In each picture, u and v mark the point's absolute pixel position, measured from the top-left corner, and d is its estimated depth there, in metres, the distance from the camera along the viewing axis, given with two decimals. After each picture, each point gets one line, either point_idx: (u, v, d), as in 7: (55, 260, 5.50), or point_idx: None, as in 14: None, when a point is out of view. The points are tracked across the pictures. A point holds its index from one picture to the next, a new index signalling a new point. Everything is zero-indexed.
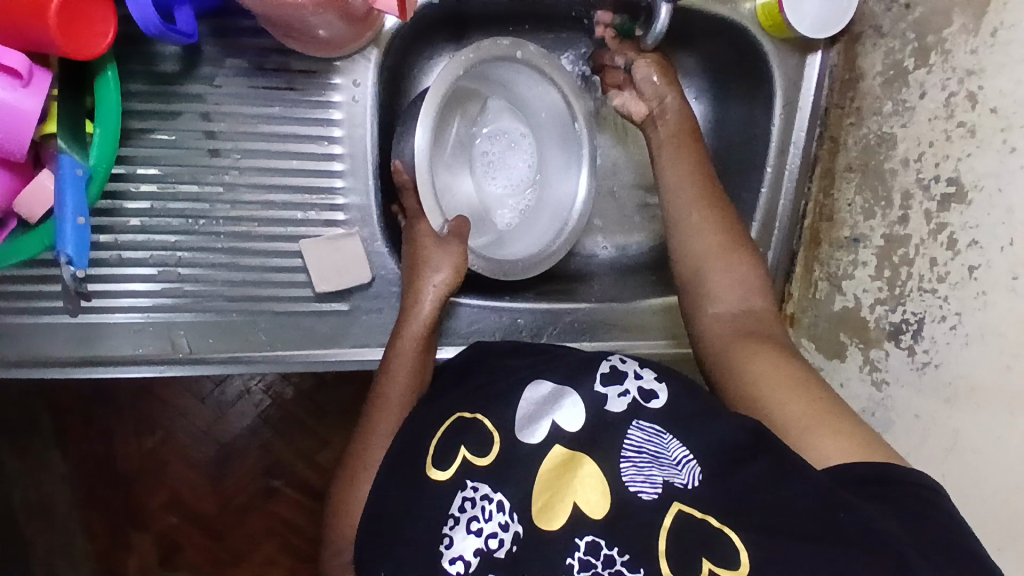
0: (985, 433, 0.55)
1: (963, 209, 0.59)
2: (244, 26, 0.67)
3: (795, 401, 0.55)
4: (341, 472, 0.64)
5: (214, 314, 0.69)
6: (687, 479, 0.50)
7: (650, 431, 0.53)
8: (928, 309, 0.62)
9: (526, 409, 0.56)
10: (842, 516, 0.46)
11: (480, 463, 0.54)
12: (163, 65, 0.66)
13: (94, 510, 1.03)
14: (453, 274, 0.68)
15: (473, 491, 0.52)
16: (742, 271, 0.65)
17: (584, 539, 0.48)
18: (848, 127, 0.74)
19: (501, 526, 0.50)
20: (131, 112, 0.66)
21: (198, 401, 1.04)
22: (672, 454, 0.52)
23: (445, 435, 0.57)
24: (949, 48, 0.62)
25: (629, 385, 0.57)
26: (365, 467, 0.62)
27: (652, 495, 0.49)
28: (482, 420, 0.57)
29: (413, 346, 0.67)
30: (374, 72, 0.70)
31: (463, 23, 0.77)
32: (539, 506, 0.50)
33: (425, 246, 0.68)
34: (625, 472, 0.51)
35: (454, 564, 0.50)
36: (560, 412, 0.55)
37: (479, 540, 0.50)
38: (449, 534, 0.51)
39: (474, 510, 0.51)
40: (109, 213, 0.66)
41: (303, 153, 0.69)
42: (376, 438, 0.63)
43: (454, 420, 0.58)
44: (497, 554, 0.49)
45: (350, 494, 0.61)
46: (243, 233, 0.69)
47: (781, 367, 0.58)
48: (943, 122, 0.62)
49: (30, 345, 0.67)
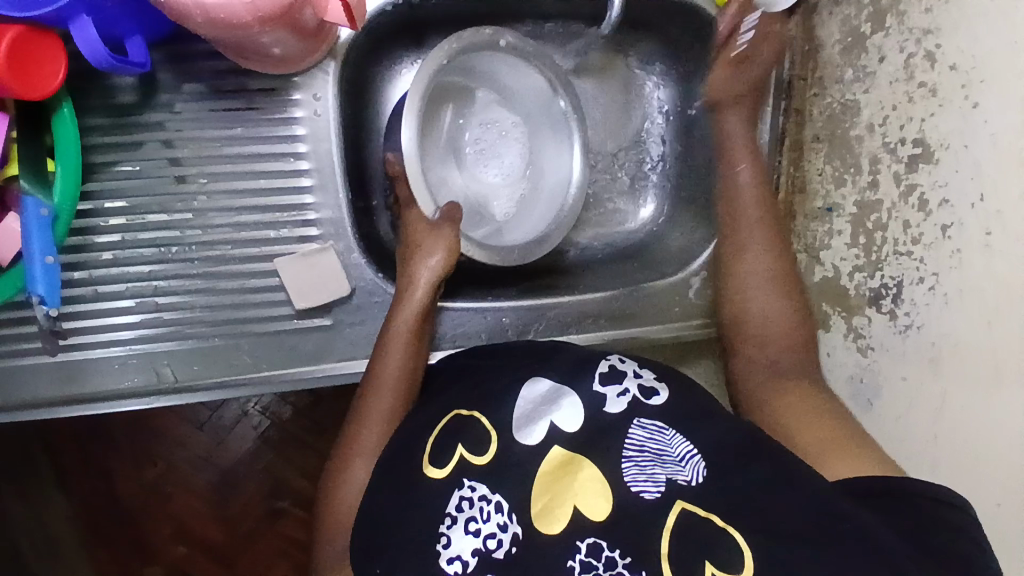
0: (972, 390, 0.55)
1: (931, 169, 0.59)
2: (198, 50, 0.67)
3: (816, 431, 0.59)
4: (334, 456, 0.65)
5: (196, 341, 0.68)
6: (691, 475, 0.51)
7: (652, 429, 0.54)
8: (906, 272, 0.62)
9: (524, 408, 0.56)
10: (847, 525, 0.47)
11: (478, 462, 0.53)
12: (121, 96, 0.66)
13: (102, 548, 1.03)
14: (448, 255, 0.69)
15: (471, 491, 0.52)
16: (783, 301, 0.67)
17: (584, 542, 0.48)
18: (813, 98, 0.74)
19: (500, 527, 0.50)
20: (92, 146, 0.66)
21: (196, 429, 1.04)
22: (675, 450, 0.52)
23: (440, 436, 0.57)
24: (904, 10, 0.62)
25: (629, 384, 0.57)
26: (359, 453, 0.63)
27: (655, 493, 0.50)
28: (480, 418, 0.57)
29: (410, 329, 0.67)
30: (334, 84, 0.69)
31: (420, 27, 0.77)
32: (538, 509, 0.50)
33: (424, 233, 0.70)
34: (627, 471, 0.51)
35: (452, 564, 0.49)
36: (559, 412, 0.55)
37: (477, 540, 0.50)
38: (446, 533, 0.50)
39: (472, 510, 0.51)
40: (80, 249, 0.66)
41: (270, 171, 0.69)
42: (371, 420, 0.64)
43: (451, 418, 0.58)
44: (496, 554, 0.49)
45: (342, 479, 0.62)
46: (218, 257, 0.69)
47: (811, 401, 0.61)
48: (904, 85, 0.62)
49: (11, 388, 0.66)
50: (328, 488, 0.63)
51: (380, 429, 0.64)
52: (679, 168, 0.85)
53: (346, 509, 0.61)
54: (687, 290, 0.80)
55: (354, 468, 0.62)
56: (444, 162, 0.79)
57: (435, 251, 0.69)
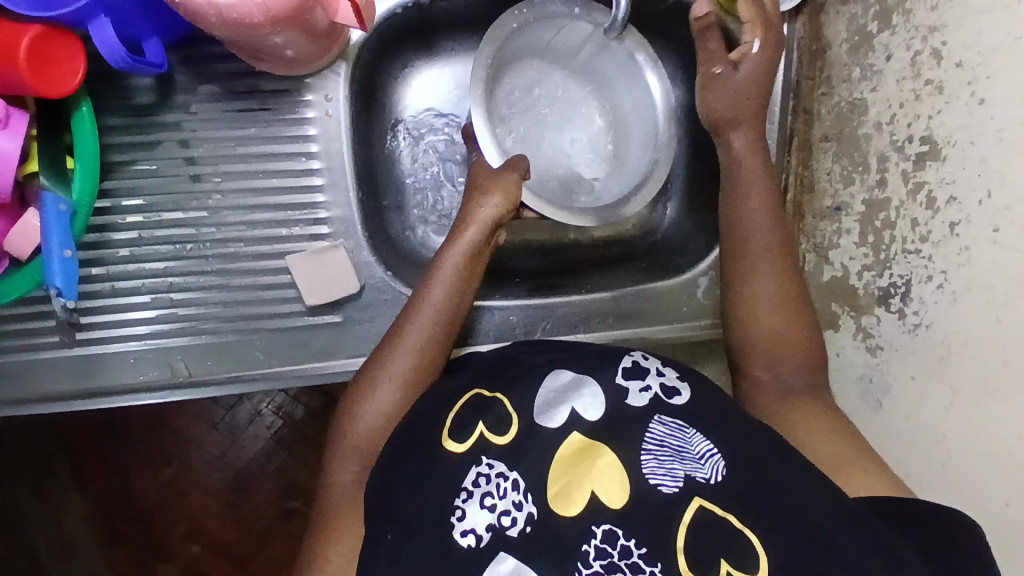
0: (981, 388, 0.55)
1: (939, 166, 0.59)
2: (213, 53, 0.69)
3: (828, 448, 0.58)
4: (358, 374, 0.66)
5: (209, 336, 0.70)
6: (710, 473, 0.51)
7: (673, 426, 0.54)
8: (914, 270, 0.62)
9: (546, 396, 0.57)
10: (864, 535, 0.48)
11: (498, 442, 0.54)
12: (140, 97, 0.68)
13: (118, 547, 1.04)
14: (505, 202, 0.69)
15: (488, 468, 0.53)
16: (794, 326, 0.64)
17: (600, 527, 0.49)
18: (820, 97, 0.74)
19: (515, 505, 0.51)
20: (111, 145, 0.68)
21: (209, 429, 1.05)
22: (695, 448, 0.53)
23: (460, 412, 0.57)
24: (910, 8, 0.62)
25: (651, 381, 0.57)
26: (386, 377, 0.64)
27: (673, 488, 0.50)
28: (502, 399, 0.57)
29: (457, 268, 0.68)
30: (345, 85, 0.71)
31: (428, 30, 0.78)
32: (554, 492, 0.51)
33: (484, 178, 0.71)
34: (646, 462, 0.51)
35: (465, 537, 0.50)
36: (580, 400, 0.55)
37: (492, 516, 0.50)
38: (461, 506, 0.51)
39: (488, 486, 0.52)
40: (98, 246, 0.68)
41: (282, 171, 0.70)
42: (397, 349, 0.65)
43: (471, 397, 0.58)
44: (510, 532, 0.50)
45: (364, 398, 0.63)
46: (231, 255, 0.70)
47: (824, 425, 0.60)
48: (911, 82, 0.62)
49: (31, 382, 0.68)
50: (345, 404, 0.64)
51: (411, 358, 0.65)
52: (688, 170, 0.85)
53: (360, 431, 0.62)
54: (695, 290, 0.80)
55: (378, 389, 0.64)
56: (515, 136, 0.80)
57: (493, 196, 0.69)
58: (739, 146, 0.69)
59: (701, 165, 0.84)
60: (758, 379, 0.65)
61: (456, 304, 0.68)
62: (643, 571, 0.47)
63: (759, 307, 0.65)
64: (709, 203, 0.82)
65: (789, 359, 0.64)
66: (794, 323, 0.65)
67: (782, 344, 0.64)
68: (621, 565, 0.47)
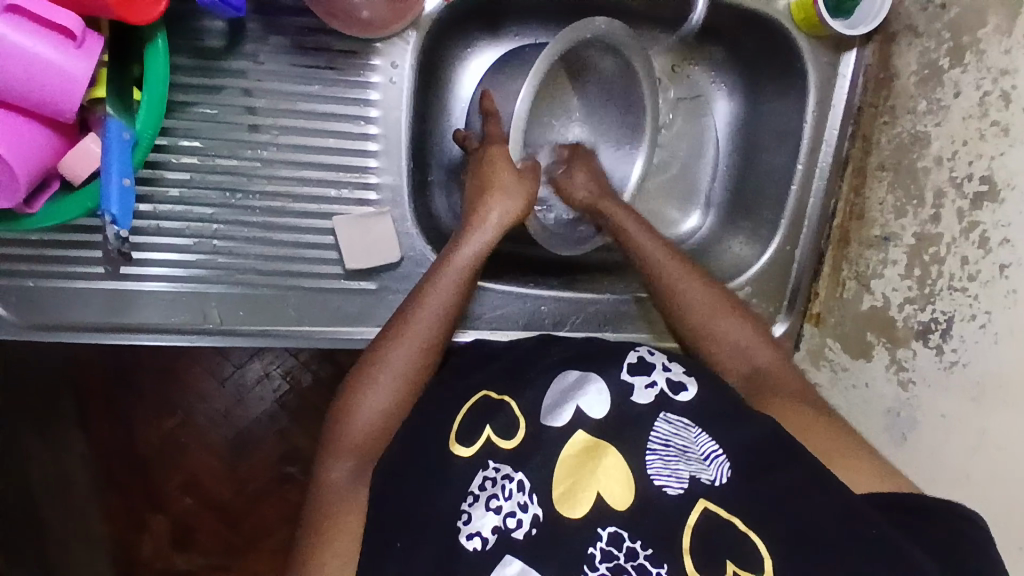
0: (1015, 430, 0.55)
1: (995, 208, 0.59)
2: (285, 6, 0.69)
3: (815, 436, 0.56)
4: (358, 363, 0.64)
5: (246, 287, 0.70)
6: (715, 475, 0.51)
7: (678, 425, 0.54)
8: (958, 308, 0.62)
9: (554, 396, 0.56)
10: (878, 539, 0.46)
11: (505, 446, 0.54)
12: (208, 40, 0.68)
13: (113, 490, 1.04)
14: (522, 205, 0.70)
15: (495, 472, 0.52)
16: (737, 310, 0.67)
17: (606, 531, 0.48)
18: (882, 126, 0.73)
19: (520, 506, 0.50)
20: (176, 85, 0.68)
21: (217, 384, 1.04)
22: (700, 448, 0.52)
23: (469, 414, 0.57)
24: (984, 48, 0.62)
25: (658, 377, 0.57)
26: (384, 372, 0.62)
27: (679, 489, 0.49)
28: (510, 403, 0.56)
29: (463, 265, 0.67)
30: (413, 55, 0.71)
31: (496, 12, 0.78)
32: (560, 492, 0.50)
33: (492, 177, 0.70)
34: (651, 464, 0.51)
35: (471, 540, 0.49)
36: (585, 398, 0.55)
37: (497, 518, 0.50)
38: (468, 510, 0.51)
39: (494, 488, 0.51)
40: (149, 183, 0.68)
41: (339, 132, 0.71)
42: (402, 341, 0.63)
43: (479, 399, 0.58)
44: (515, 534, 0.49)
45: (363, 392, 0.61)
46: (278, 209, 0.70)
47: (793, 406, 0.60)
48: (977, 121, 0.62)
49: (63, 310, 0.68)
50: (348, 394, 0.62)
51: (414, 351, 0.63)
52: (735, 183, 0.85)
53: (359, 427, 0.60)
54: None
55: (379, 383, 0.62)
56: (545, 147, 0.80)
57: (508, 199, 0.69)
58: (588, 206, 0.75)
59: (747, 181, 0.84)
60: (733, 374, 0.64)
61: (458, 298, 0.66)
62: (649, 572, 0.46)
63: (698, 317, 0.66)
64: (751, 221, 0.82)
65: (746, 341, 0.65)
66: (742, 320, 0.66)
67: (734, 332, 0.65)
68: (627, 567, 0.47)
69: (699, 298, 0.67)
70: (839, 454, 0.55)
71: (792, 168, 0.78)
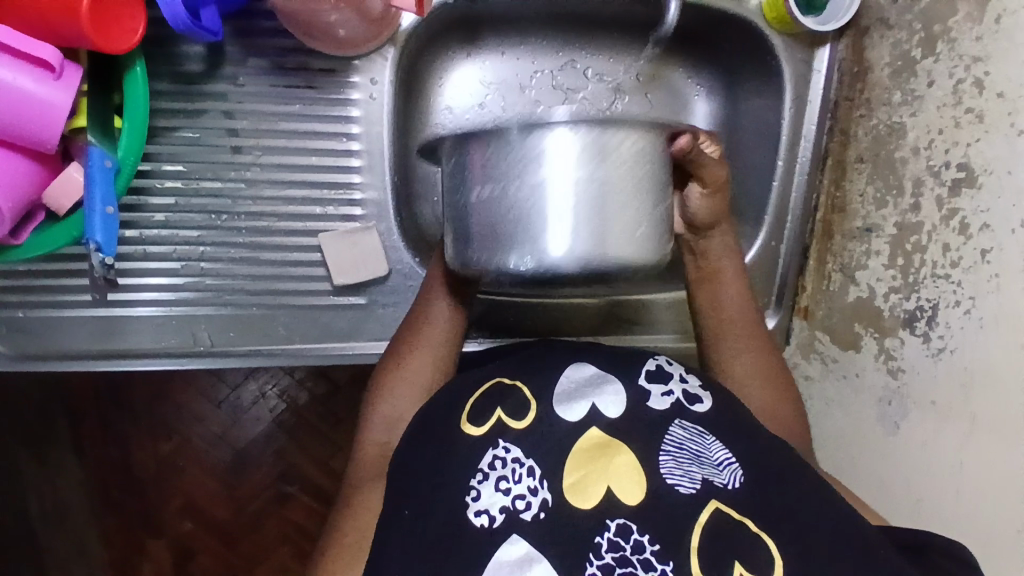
0: (1002, 411, 0.55)
1: (974, 194, 0.60)
2: (265, 27, 0.69)
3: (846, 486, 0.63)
4: (377, 372, 0.66)
5: (235, 308, 0.70)
6: (728, 479, 0.51)
7: (693, 431, 0.54)
8: (943, 295, 0.62)
9: (566, 387, 0.57)
10: None
11: (515, 425, 0.54)
12: (189, 64, 0.69)
13: (111, 516, 1.04)
14: None
15: (505, 452, 0.53)
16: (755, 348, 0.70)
17: (614, 521, 0.49)
18: (859, 119, 0.74)
19: (529, 490, 0.51)
20: (157, 111, 0.69)
21: (213, 406, 1.04)
22: (713, 455, 0.53)
23: (481, 398, 0.57)
24: (955, 36, 0.63)
25: (674, 386, 0.58)
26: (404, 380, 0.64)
27: (691, 489, 0.50)
28: (520, 387, 0.57)
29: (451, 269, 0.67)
30: (391, 70, 0.71)
31: (474, 25, 0.78)
32: (571, 481, 0.51)
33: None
34: (664, 463, 0.52)
35: (479, 517, 0.50)
36: (602, 399, 0.56)
37: (506, 499, 0.51)
38: (477, 487, 0.51)
39: (504, 470, 0.52)
40: (134, 209, 0.68)
41: (322, 150, 0.71)
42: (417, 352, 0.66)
43: (493, 384, 0.58)
44: (523, 515, 0.50)
45: (384, 398, 0.64)
46: (264, 228, 0.70)
47: (784, 394, 0.68)
48: (952, 110, 0.63)
49: (54, 339, 0.68)
50: (365, 410, 0.64)
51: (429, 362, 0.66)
52: None
53: (374, 434, 0.62)
54: None
55: (402, 390, 0.64)
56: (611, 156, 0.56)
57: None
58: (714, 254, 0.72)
59: None
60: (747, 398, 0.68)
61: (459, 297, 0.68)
62: (654, 568, 0.47)
63: (748, 377, 0.68)
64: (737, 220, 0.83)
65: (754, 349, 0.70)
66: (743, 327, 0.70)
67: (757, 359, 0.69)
68: (632, 559, 0.47)
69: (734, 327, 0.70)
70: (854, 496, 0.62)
71: (772, 164, 0.79)
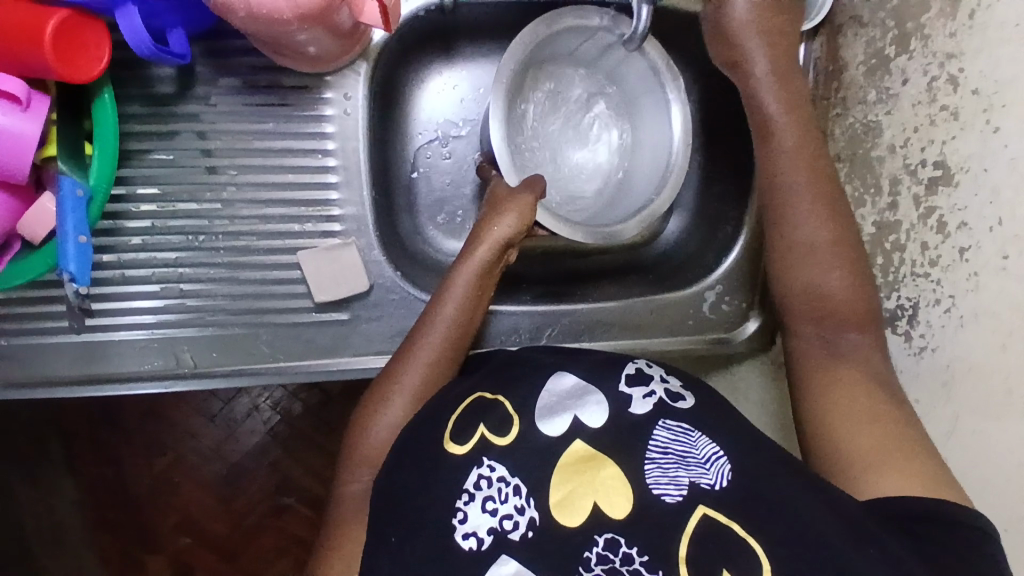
0: (983, 411, 0.55)
1: (951, 192, 0.59)
2: (236, 46, 0.70)
3: (869, 439, 0.56)
4: (370, 384, 0.66)
5: (217, 328, 0.70)
6: (715, 478, 0.51)
7: (678, 430, 0.54)
8: (923, 293, 0.62)
9: (548, 400, 0.57)
10: (872, 550, 0.47)
11: (499, 442, 0.55)
12: (160, 87, 0.69)
13: (106, 535, 1.03)
14: (520, 220, 0.67)
15: (490, 471, 0.53)
16: (823, 217, 0.63)
17: (602, 537, 0.49)
18: (835, 118, 0.74)
19: (517, 509, 0.51)
20: (129, 134, 0.69)
21: (206, 420, 1.04)
22: (701, 453, 0.52)
23: (463, 414, 0.57)
24: (929, 33, 0.62)
25: (656, 386, 0.57)
26: (399, 387, 0.64)
27: (677, 497, 0.50)
28: (503, 402, 0.57)
29: (471, 287, 0.67)
30: (365, 84, 0.72)
31: (447, 36, 0.78)
32: (557, 500, 0.51)
33: (500, 197, 0.70)
34: (649, 473, 0.52)
35: (467, 539, 0.50)
36: (582, 410, 0.56)
37: (493, 519, 0.51)
38: (463, 508, 0.51)
39: (490, 490, 0.52)
40: (110, 234, 0.68)
41: (298, 167, 0.71)
42: (416, 356, 0.65)
43: (474, 400, 0.58)
44: (512, 536, 0.50)
45: (376, 410, 0.63)
46: (243, 248, 0.70)
47: (852, 283, 0.62)
48: (927, 107, 0.62)
49: (36, 365, 0.67)
50: (350, 433, 0.64)
51: (425, 365, 0.65)
52: (703, 185, 0.86)
53: (362, 449, 0.62)
54: (702, 303, 0.80)
55: (396, 398, 0.64)
56: (577, 26, 0.72)
57: (507, 216, 0.67)
58: (758, 95, 0.67)
59: (716, 179, 0.84)
60: (802, 332, 0.64)
61: (472, 313, 0.68)
62: None
63: (803, 259, 0.64)
64: (721, 221, 0.83)
65: (825, 255, 0.63)
66: (816, 217, 0.64)
67: (816, 246, 0.63)
68: (623, 571, 0.48)
69: (797, 181, 0.65)
70: (877, 462, 0.54)
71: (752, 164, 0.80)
